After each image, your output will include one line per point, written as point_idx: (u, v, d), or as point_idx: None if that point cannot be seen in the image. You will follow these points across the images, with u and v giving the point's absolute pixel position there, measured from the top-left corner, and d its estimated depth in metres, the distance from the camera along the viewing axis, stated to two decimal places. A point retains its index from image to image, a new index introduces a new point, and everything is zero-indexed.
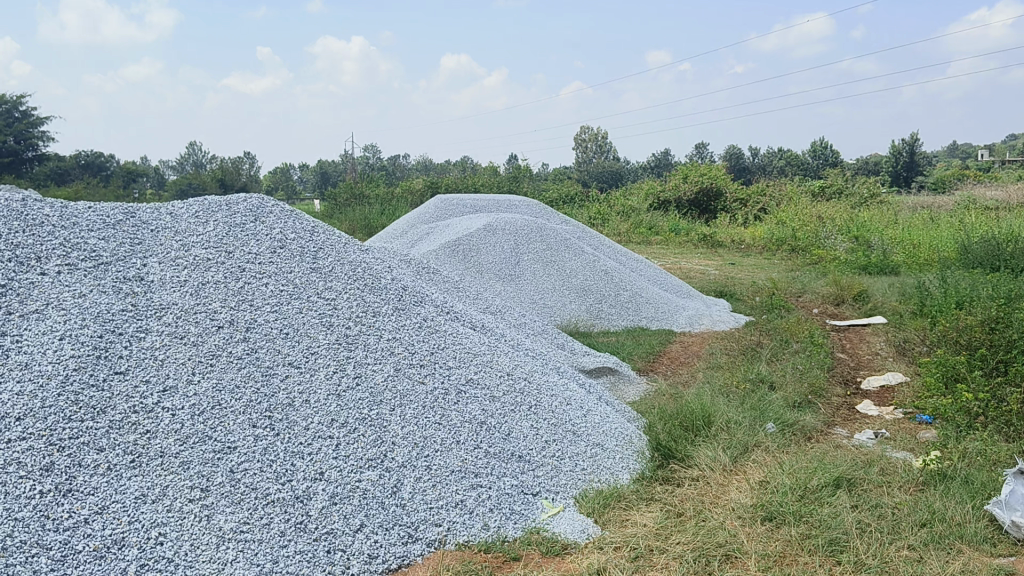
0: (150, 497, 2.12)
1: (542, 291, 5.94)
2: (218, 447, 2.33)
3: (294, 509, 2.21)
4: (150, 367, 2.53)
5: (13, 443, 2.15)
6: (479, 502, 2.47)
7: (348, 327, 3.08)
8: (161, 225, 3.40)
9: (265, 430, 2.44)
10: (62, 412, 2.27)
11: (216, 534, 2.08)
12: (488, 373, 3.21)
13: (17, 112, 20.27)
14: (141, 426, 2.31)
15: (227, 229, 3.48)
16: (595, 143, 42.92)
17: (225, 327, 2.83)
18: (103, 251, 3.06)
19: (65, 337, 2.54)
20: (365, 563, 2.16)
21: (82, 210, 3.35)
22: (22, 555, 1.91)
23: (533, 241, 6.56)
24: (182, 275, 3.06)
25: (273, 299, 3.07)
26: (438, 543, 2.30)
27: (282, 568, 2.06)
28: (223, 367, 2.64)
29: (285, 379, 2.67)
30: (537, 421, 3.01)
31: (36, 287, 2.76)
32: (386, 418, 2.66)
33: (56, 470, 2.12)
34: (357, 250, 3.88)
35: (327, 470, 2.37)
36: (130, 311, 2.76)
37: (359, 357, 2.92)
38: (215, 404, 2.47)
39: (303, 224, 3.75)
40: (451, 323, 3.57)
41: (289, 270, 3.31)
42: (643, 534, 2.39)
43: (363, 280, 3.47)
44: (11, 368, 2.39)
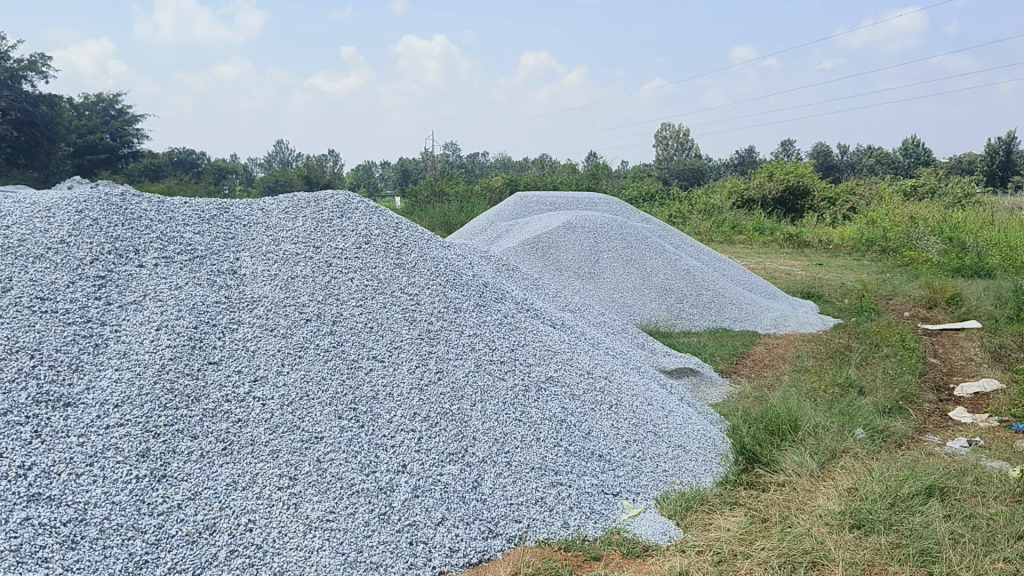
0: (241, 484, 2.18)
1: (622, 290, 5.89)
2: (305, 437, 2.37)
3: (378, 500, 2.24)
4: (241, 358, 2.61)
5: (112, 428, 2.23)
6: (559, 501, 2.46)
7: (430, 322, 3.10)
8: (252, 222, 3.50)
9: (350, 422, 2.48)
10: (159, 400, 2.35)
11: (304, 522, 2.12)
12: (569, 371, 3.20)
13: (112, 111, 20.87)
14: (233, 415, 2.38)
15: (316, 224, 3.55)
16: (677, 141, 42.37)
17: (313, 319, 2.89)
18: (198, 245, 3.16)
19: (162, 327, 2.64)
20: (447, 556, 2.16)
21: (178, 205, 3.46)
22: (118, 537, 1.97)
23: (613, 240, 6.52)
24: (272, 269, 3.14)
25: (358, 294, 3.12)
26: (519, 539, 2.29)
27: (367, 558, 2.07)
28: (310, 359, 2.69)
29: (369, 372, 2.72)
30: (618, 421, 2.99)
31: (134, 279, 2.86)
32: (468, 413, 2.68)
33: (152, 455, 2.18)
34: (440, 246, 3.92)
35: (410, 463, 2.39)
36: (223, 304, 2.85)
37: (441, 352, 2.94)
38: (303, 395, 2.52)
39: (387, 220, 3.80)
40: (532, 321, 3.57)
41: (374, 265, 3.35)
42: (727, 539, 2.35)
43: (445, 276, 3.50)
44: (110, 356, 2.48)
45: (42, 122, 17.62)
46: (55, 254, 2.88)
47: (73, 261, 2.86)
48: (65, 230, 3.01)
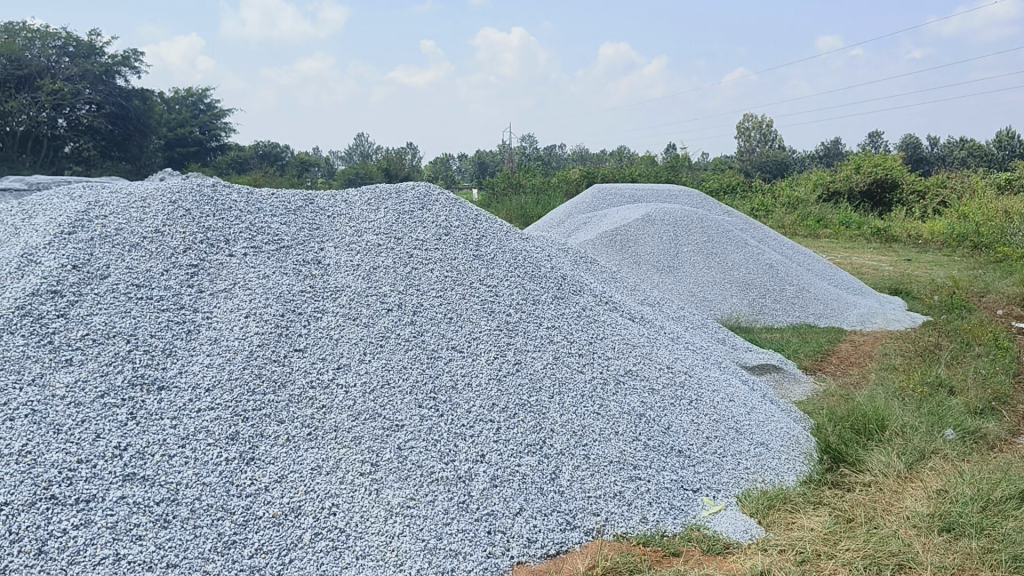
0: (324, 468, 2.22)
1: (702, 284, 5.81)
2: (386, 424, 2.41)
3: (457, 489, 2.26)
4: (325, 346, 2.67)
5: (204, 412, 2.31)
6: (638, 495, 2.43)
7: (509, 314, 3.11)
8: (336, 213, 3.57)
9: (430, 411, 2.51)
10: (247, 385, 2.42)
11: (385, 508, 2.14)
12: (649, 365, 3.18)
13: (201, 105, 21.45)
14: (318, 401, 2.43)
15: (397, 215, 3.60)
16: (759, 132, 41.51)
17: (394, 310, 2.93)
18: (285, 235, 3.24)
19: (250, 315, 2.72)
20: (525, 546, 2.16)
21: (266, 197, 3.55)
22: (209, 517, 2.02)
23: (693, 233, 6.44)
24: (355, 259, 3.20)
25: (438, 284, 3.16)
26: (597, 532, 2.27)
27: (446, 545, 2.08)
28: (391, 348, 2.73)
29: (449, 362, 2.74)
30: (698, 417, 2.95)
31: (224, 267, 2.94)
32: (546, 405, 2.68)
33: (241, 439, 2.25)
34: (519, 238, 3.93)
35: (489, 453, 2.41)
36: (308, 293, 2.92)
37: (519, 343, 2.95)
38: (384, 383, 2.57)
39: (467, 211, 3.83)
40: (612, 314, 3.55)
41: (453, 256, 3.38)
42: (810, 538, 2.30)
43: (524, 269, 3.50)
44: (202, 342, 2.56)
45: (136, 117, 18.22)
46: (150, 243, 2.98)
47: (166, 250, 2.96)
48: (159, 220, 3.12)
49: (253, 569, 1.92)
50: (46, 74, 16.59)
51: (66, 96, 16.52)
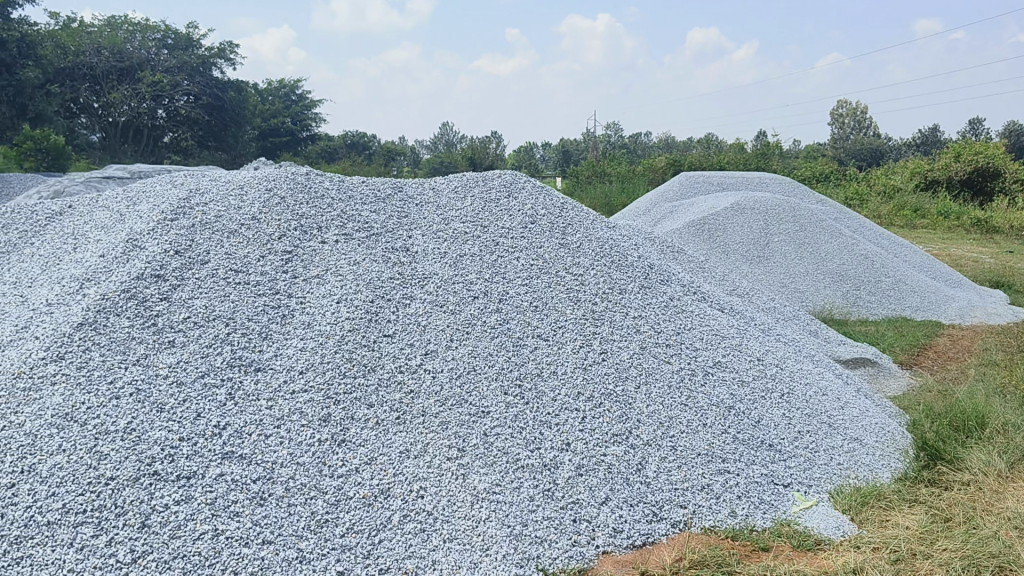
0: (413, 452, 2.26)
1: (793, 275, 5.69)
2: (473, 410, 2.44)
3: (543, 476, 2.27)
4: (414, 332, 2.71)
5: (297, 393, 2.37)
6: (727, 488, 2.40)
7: (595, 303, 3.11)
8: (424, 201, 3.62)
9: (516, 398, 2.53)
10: (339, 368, 2.48)
11: (472, 493, 2.16)
12: (738, 356, 3.14)
13: (293, 95, 21.92)
14: (406, 386, 2.48)
15: (484, 203, 3.63)
16: (854, 119, 40.27)
17: (480, 297, 2.96)
18: (374, 223, 3.30)
19: (342, 300, 2.78)
20: (611, 536, 2.15)
21: (356, 185, 3.62)
22: (302, 495, 2.07)
23: (784, 222, 6.30)
24: (442, 247, 3.23)
25: (525, 273, 3.17)
26: (684, 525, 2.25)
27: (532, 532, 2.09)
28: (478, 335, 2.76)
29: (534, 350, 2.76)
30: (790, 411, 2.90)
31: (317, 254, 3.02)
32: (633, 394, 2.67)
33: (333, 421, 2.31)
34: (605, 227, 3.91)
35: (574, 442, 2.42)
36: (397, 279, 2.97)
37: (606, 332, 2.94)
38: (471, 369, 2.60)
39: (553, 200, 3.84)
40: (700, 304, 3.51)
41: (540, 245, 3.39)
42: (905, 537, 2.24)
43: (610, 258, 3.49)
44: (295, 326, 2.64)
45: (231, 107, 18.75)
46: (248, 230, 3.07)
47: (262, 237, 3.04)
48: (256, 208, 3.21)
49: (345, 548, 1.96)
50: (147, 65, 17.20)
51: (165, 87, 17.11)
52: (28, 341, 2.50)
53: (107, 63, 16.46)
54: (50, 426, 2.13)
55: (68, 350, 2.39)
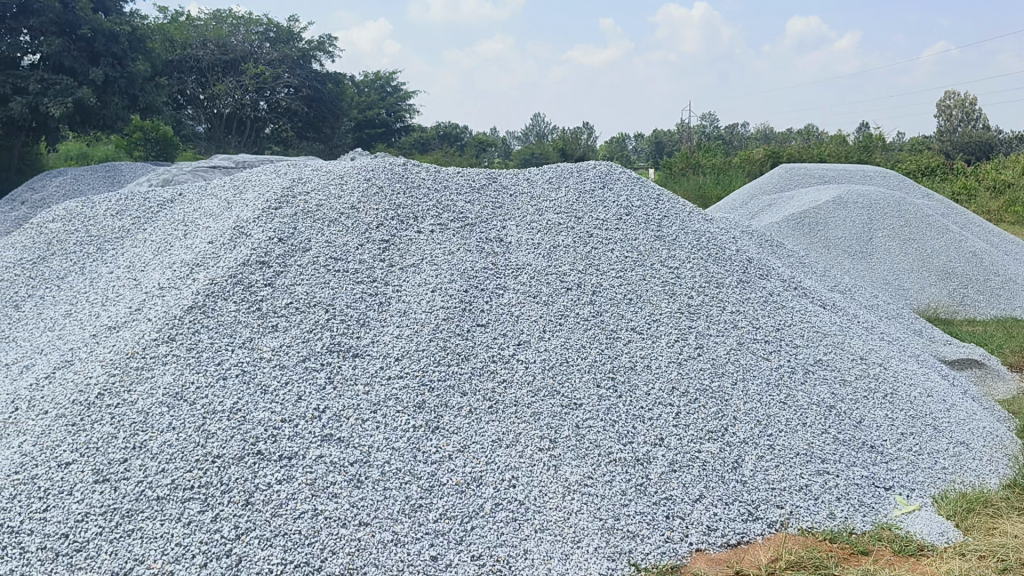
0: (505, 442, 2.28)
1: (897, 272, 5.51)
2: (565, 402, 2.44)
3: (635, 471, 2.25)
4: (507, 322, 2.73)
5: (393, 379, 2.41)
6: (825, 490, 2.34)
7: (690, 297, 3.07)
8: (518, 191, 3.63)
9: (609, 391, 2.52)
10: (433, 356, 2.52)
11: (563, 484, 2.17)
12: (839, 355, 3.05)
13: (388, 87, 22.26)
14: (499, 375, 2.50)
15: (579, 194, 3.62)
16: (962, 111, 38.62)
17: (574, 289, 2.96)
18: (469, 213, 3.33)
19: (437, 289, 2.82)
20: (705, 533, 2.12)
21: (452, 175, 3.66)
22: (397, 480, 2.10)
23: (889, 217, 6.10)
24: (536, 238, 3.24)
25: (619, 265, 3.15)
26: (780, 525, 2.20)
27: (624, 526, 2.08)
28: (571, 327, 2.76)
29: (628, 343, 2.74)
30: (892, 412, 2.81)
31: (413, 243, 3.06)
32: (728, 391, 2.63)
33: (427, 407, 2.34)
34: (701, 219, 3.86)
35: (667, 437, 2.39)
36: (491, 269, 2.99)
37: (702, 327, 2.90)
38: (564, 360, 2.60)
39: (649, 191, 3.80)
40: (800, 300, 3.43)
41: (635, 237, 3.36)
42: (1014, 545, 2.14)
43: (707, 250, 3.43)
44: (392, 313, 2.68)
45: (329, 99, 19.16)
46: (347, 219, 3.14)
47: (361, 225, 3.10)
48: (355, 197, 3.28)
49: (438, 533, 1.99)
50: (250, 58, 17.71)
51: (267, 79, 17.59)
52: (141, 322, 2.61)
53: (213, 55, 17.02)
54: (161, 405, 2.22)
55: (179, 332, 2.49)
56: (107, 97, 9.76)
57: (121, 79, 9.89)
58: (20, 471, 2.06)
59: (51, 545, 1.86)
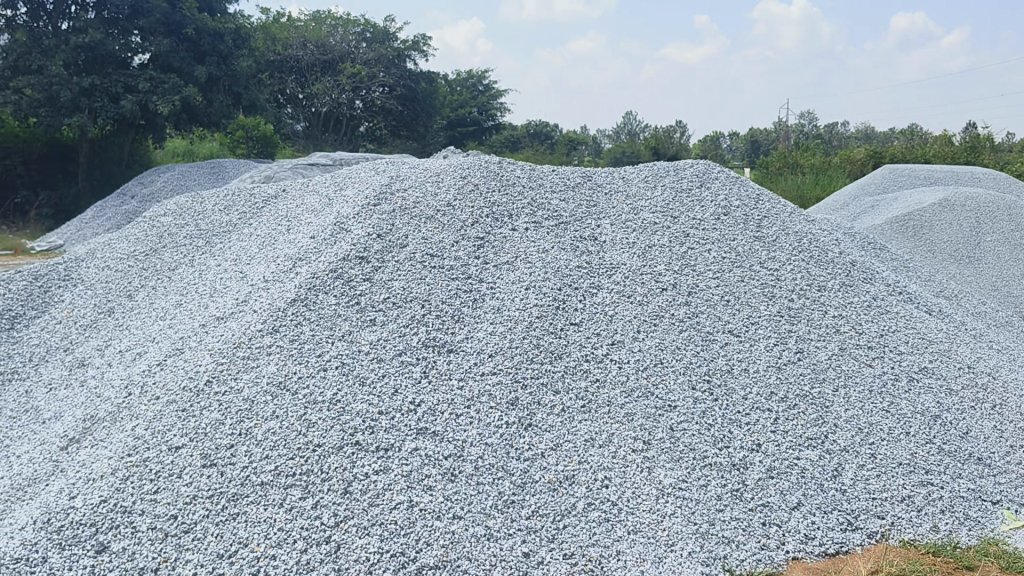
0: (598, 441, 2.27)
1: (1007, 277, 5.27)
2: (659, 404, 2.42)
3: (731, 476, 2.22)
4: (601, 321, 2.72)
5: (487, 375, 2.44)
6: (929, 501, 2.26)
7: (791, 299, 3.00)
8: (613, 190, 3.61)
9: (704, 394, 2.49)
10: (527, 353, 2.53)
11: (657, 487, 2.15)
12: (945, 363, 2.94)
13: (480, 86, 22.42)
14: (592, 374, 2.50)
15: (676, 194, 3.59)
16: None
17: (669, 289, 2.93)
18: (563, 211, 3.33)
19: (531, 286, 2.83)
20: (802, 542, 2.07)
21: (547, 173, 3.67)
22: (490, 475, 2.12)
23: (998, 221, 5.85)
24: (631, 237, 3.22)
25: (716, 266, 3.11)
26: (881, 536, 2.13)
27: (719, 531, 2.05)
28: (666, 328, 2.74)
29: (725, 346, 2.70)
30: (1003, 423, 2.69)
31: (508, 240, 3.08)
32: (829, 397, 2.57)
33: (520, 404, 2.35)
34: (802, 219, 3.77)
35: (765, 443, 2.35)
36: (585, 268, 2.99)
37: (801, 331, 2.84)
38: (658, 362, 2.58)
39: (748, 190, 3.74)
40: (905, 305, 3.32)
41: (733, 237, 3.31)
42: None
43: (808, 252, 3.36)
44: (486, 310, 2.71)
45: (422, 98, 19.40)
46: (443, 216, 3.18)
47: (456, 222, 3.14)
48: (451, 194, 3.31)
49: (530, 530, 1.99)
50: (348, 57, 18.09)
51: (364, 78, 17.94)
52: (247, 313, 2.69)
53: (312, 55, 17.47)
54: (265, 393, 2.29)
55: (282, 323, 2.56)
56: (211, 95, 10.10)
57: (225, 78, 10.23)
58: (133, 454, 2.16)
59: (161, 526, 1.94)
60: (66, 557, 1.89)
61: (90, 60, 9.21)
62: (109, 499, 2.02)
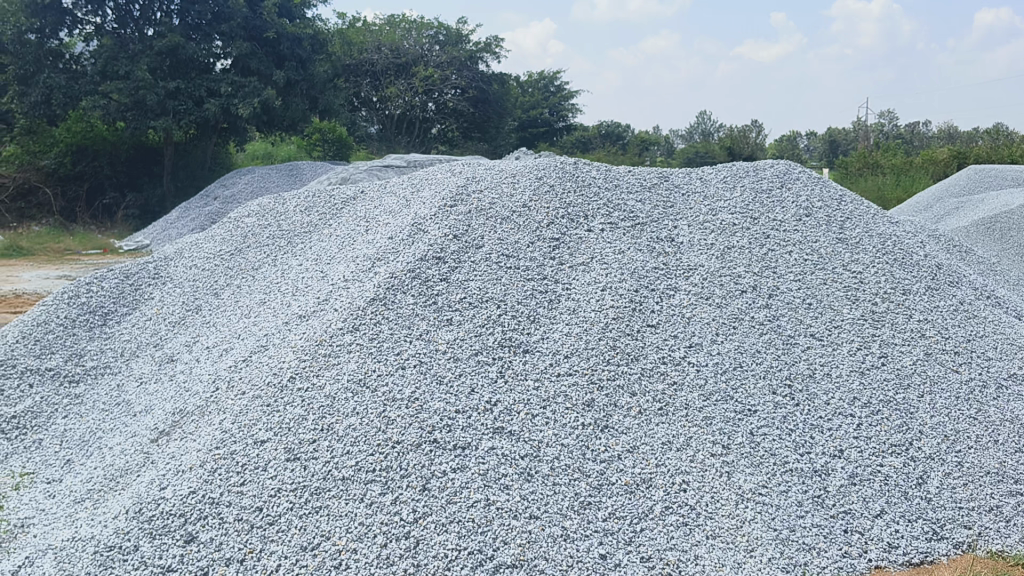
0: (676, 445, 2.26)
1: None
2: (739, 408, 2.39)
3: (812, 482, 2.18)
4: (678, 323, 2.71)
5: (563, 376, 2.44)
6: (1019, 512, 2.17)
7: (875, 303, 2.94)
8: (691, 190, 3.58)
9: (785, 398, 2.45)
10: (603, 354, 2.53)
11: (736, 492, 2.13)
12: None
13: (552, 87, 22.43)
14: (669, 376, 2.48)
15: (755, 194, 3.54)
16: None
17: (749, 291, 2.90)
18: (640, 212, 3.32)
19: (607, 288, 2.82)
20: (885, 550, 2.02)
21: (623, 174, 3.65)
22: (566, 476, 2.12)
23: None
24: (710, 238, 3.19)
25: (797, 268, 3.06)
26: (968, 547, 2.06)
27: (800, 538, 2.02)
28: (745, 331, 2.70)
29: (806, 350, 2.66)
30: None
31: (584, 241, 3.08)
32: (914, 403, 2.50)
33: (597, 406, 2.35)
34: (886, 221, 3.68)
35: (848, 449, 2.30)
36: (662, 270, 2.97)
37: (885, 335, 2.77)
38: (737, 365, 2.55)
39: (830, 191, 3.66)
40: (994, 310, 3.21)
41: (815, 239, 3.25)
42: None
43: (893, 254, 3.28)
44: (562, 311, 2.71)
45: (494, 99, 19.50)
46: (518, 217, 3.19)
47: (532, 223, 3.15)
48: (527, 195, 3.33)
49: (606, 532, 1.99)
50: (421, 60, 18.26)
51: (437, 81, 18.12)
52: (328, 312, 2.75)
53: (387, 59, 17.72)
54: (346, 390, 2.34)
55: (362, 322, 2.61)
56: (290, 98, 10.33)
57: (303, 82, 10.44)
58: (221, 447, 2.22)
59: (247, 518, 1.99)
60: (157, 547, 1.95)
61: (175, 66, 9.50)
62: (198, 490, 2.08)
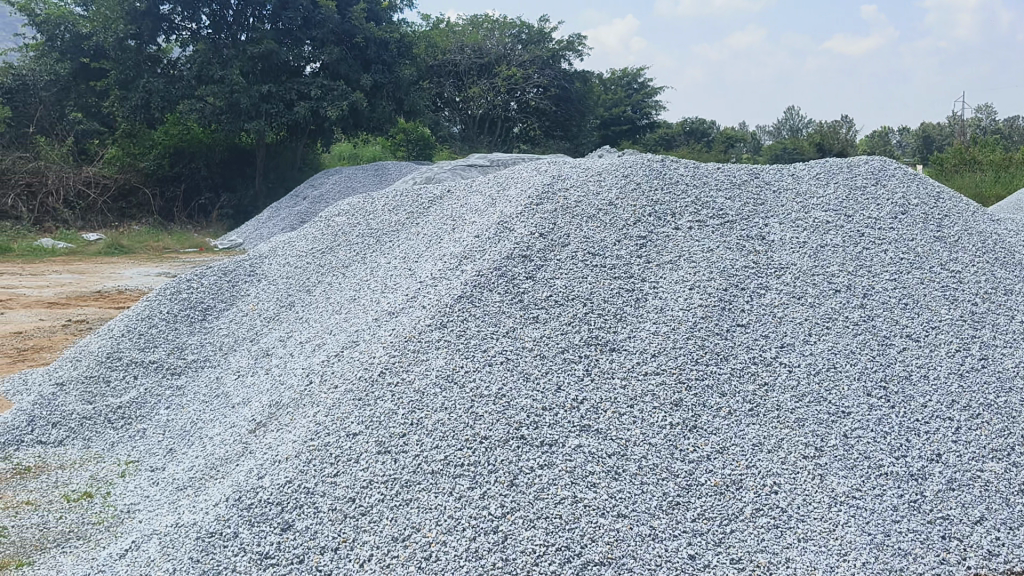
0: (766, 446, 2.23)
1: None
2: (833, 410, 2.35)
3: (908, 486, 2.13)
4: (769, 323, 2.67)
5: (650, 375, 2.44)
6: None
7: (975, 304, 2.84)
8: (782, 187, 3.53)
9: (880, 400, 2.39)
10: (691, 354, 2.51)
11: (829, 495, 2.09)
12: None
13: (635, 84, 22.27)
14: (760, 377, 2.45)
15: (849, 191, 3.46)
16: None
17: (842, 290, 2.84)
18: (729, 210, 3.28)
19: (695, 287, 2.80)
20: (986, 557, 1.95)
21: (712, 171, 3.62)
22: (654, 476, 2.12)
23: None
24: (802, 237, 3.13)
25: (893, 266, 2.98)
26: None
27: (895, 543, 1.97)
28: (838, 332, 2.65)
29: (903, 351, 2.59)
30: None
31: (672, 239, 3.06)
32: (1018, 407, 2.41)
33: (685, 406, 2.34)
34: (987, 218, 3.55)
35: (946, 453, 2.23)
36: (752, 269, 2.93)
37: (986, 337, 2.68)
38: (831, 366, 2.51)
39: (927, 187, 3.55)
40: None
41: (912, 237, 3.16)
42: None
43: (994, 253, 3.16)
44: (649, 310, 2.70)
45: (577, 98, 19.48)
46: (605, 215, 3.19)
47: (618, 222, 3.14)
48: (614, 193, 3.33)
49: (695, 532, 1.98)
50: (503, 60, 18.36)
51: (519, 80, 18.19)
52: (417, 309, 2.80)
53: (469, 59, 17.87)
54: (435, 386, 2.38)
55: (450, 319, 2.65)
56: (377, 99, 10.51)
57: (389, 83, 10.61)
58: (315, 438, 2.29)
59: (341, 507, 2.05)
60: (255, 533, 2.02)
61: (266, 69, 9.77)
62: (294, 480, 2.15)
